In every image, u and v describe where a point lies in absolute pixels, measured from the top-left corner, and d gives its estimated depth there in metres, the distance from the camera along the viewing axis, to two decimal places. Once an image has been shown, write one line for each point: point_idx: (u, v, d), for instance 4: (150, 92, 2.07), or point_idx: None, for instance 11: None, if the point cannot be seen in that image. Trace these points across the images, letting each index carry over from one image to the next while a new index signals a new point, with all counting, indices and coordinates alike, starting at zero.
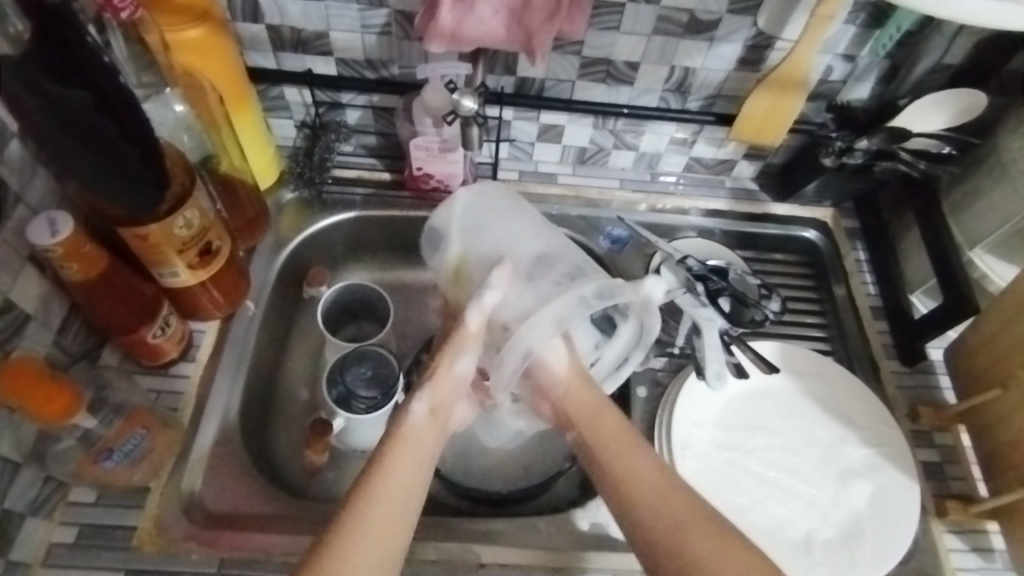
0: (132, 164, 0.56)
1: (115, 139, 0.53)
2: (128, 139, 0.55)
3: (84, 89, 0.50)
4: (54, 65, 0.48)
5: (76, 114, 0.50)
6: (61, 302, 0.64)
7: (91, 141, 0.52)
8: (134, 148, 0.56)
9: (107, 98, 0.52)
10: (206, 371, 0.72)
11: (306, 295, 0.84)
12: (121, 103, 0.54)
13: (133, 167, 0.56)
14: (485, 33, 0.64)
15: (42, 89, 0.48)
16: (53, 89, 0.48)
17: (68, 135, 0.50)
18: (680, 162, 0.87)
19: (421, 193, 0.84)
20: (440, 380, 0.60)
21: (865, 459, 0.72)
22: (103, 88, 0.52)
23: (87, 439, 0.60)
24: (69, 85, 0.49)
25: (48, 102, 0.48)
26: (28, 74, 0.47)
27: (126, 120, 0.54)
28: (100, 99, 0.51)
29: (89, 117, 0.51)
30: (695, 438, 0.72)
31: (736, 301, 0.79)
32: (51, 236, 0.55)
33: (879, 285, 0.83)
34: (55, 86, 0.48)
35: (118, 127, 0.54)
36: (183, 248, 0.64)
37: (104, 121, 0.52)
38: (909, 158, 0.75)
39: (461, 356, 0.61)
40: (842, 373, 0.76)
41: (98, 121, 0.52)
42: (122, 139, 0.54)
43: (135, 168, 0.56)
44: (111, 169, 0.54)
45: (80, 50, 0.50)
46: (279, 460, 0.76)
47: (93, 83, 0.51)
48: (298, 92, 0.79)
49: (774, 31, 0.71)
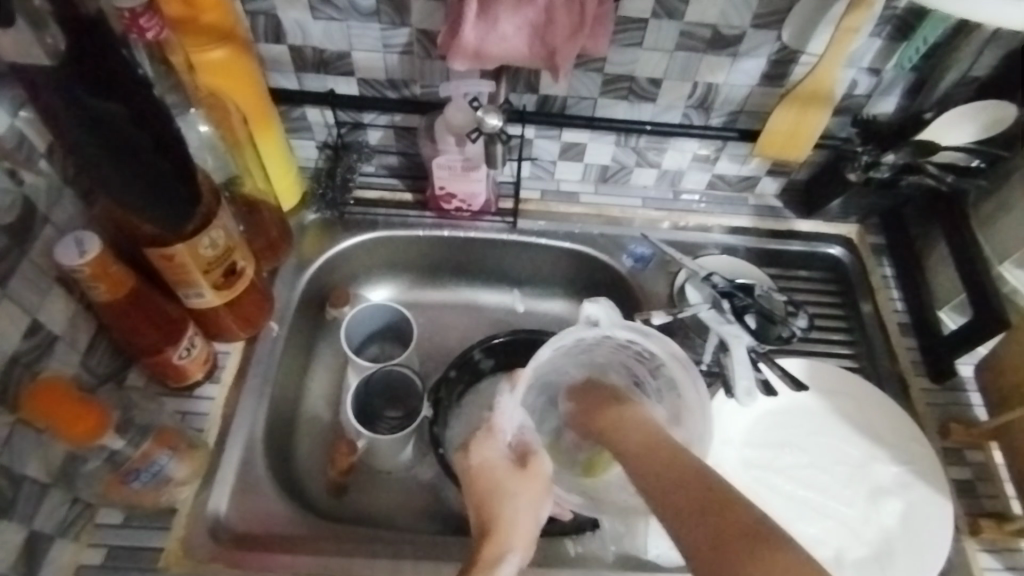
0: (164, 177, 0.57)
1: (149, 153, 0.55)
2: (162, 153, 0.57)
3: (117, 102, 0.52)
4: (92, 78, 0.50)
5: (112, 126, 0.52)
6: (89, 323, 0.64)
7: (123, 157, 0.54)
8: (170, 163, 0.57)
9: (144, 111, 0.54)
10: (231, 393, 0.72)
11: (328, 315, 0.84)
12: (156, 120, 0.56)
13: (165, 180, 0.57)
14: (508, 50, 0.64)
15: (81, 101, 0.50)
16: (90, 100, 0.51)
17: (97, 140, 0.52)
18: (702, 179, 0.86)
19: (443, 214, 0.84)
20: (513, 530, 0.54)
21: (896, 476, 0.71)
22: (137, 101, 0.53)
23: (113, 460, 0.60)
24: (105, 98, 0.51)
25: (84, 111, 0.51)
26: (63, 84, 0.49)
27: (160, 133, 0.56)
28: (136, 113, 0.54)
29: (126, 130, 0.53)
30: (725, 457, 0.71)
31: (764, 317, 0.78)
32: (78, 257, 0.56)
33: (907, 302, 0.82)
34: (90, 97, 0.50)
35: (155, 142, 0.56)
36: (208, 268, 0.64)
37: (138, 134, 0.54)
38: (935, 172, 0.74)
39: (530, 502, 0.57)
40: (869, 390, 0.75)
41: (134, 135, 0.54)
42: (157, 154, 0.56)
43: (171, 184, 0.58)
44: (149, 181, 0.56)
45: (113, 63, 0.51)
46: (305, 480, 0.76)
47: (128, 97, 0.53)
48: (320, 113, 0.79)
49: (798, 45, 0.71)
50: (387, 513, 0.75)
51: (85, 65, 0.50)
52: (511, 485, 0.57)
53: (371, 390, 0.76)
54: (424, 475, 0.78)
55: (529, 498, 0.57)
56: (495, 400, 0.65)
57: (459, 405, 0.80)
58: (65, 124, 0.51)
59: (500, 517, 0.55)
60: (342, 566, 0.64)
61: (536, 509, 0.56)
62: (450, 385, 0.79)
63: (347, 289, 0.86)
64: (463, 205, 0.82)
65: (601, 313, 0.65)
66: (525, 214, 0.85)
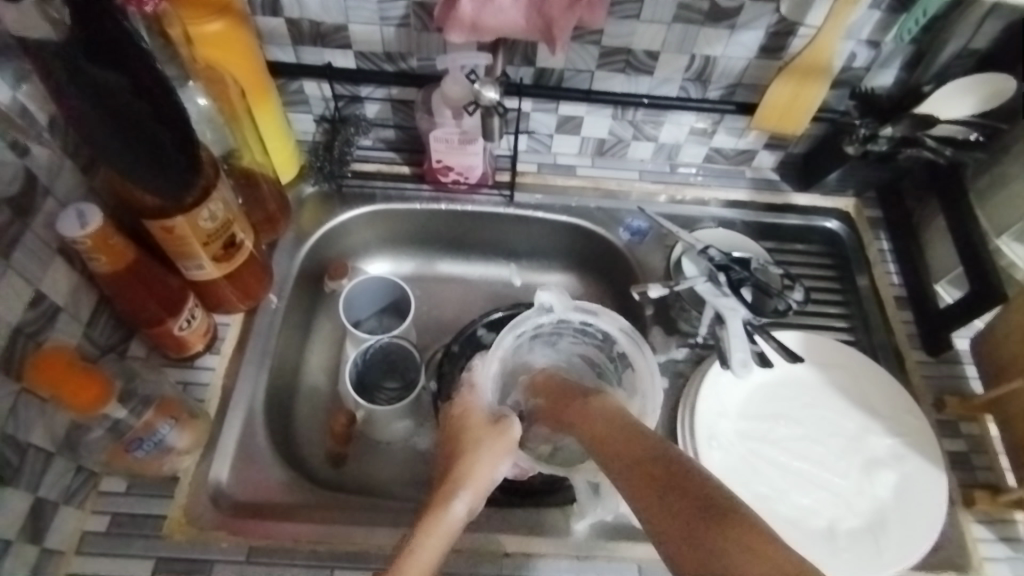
0: (165, 148, 0.57)
1: (149, 123, 0.56)
2: (163, 124, 0.57)
3: (118, 72, 0.52)
4: (92, 45, 0.50)
5: (111, 94, 0.52)
6: (90, 294, 0.65)
7: (127, 127, 0.54)
8: (170, 133, 0.58)
9: (144, 81, 0.55)
10: (231, 363, 0.73)
11: (327, 288, 0.85)
12: (156, 90, 0.56)
13: (166, 151, 0.58)
14: (505, 23, 0.64)
15: (81, 71, 0.50)
16: (88, 67, 0.50)
17: (100, 111, 0.53)
18: (699, 153, 0.87)
19: (441, 187, 0.84)
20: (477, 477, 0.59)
21: (891, 448, 0.71)
22: (138, 72, 0.54)
23: (117, 429, 0.61)
24: (106, 68, 0.52)
25: (87, 83, 0.51)
26: (65, 53, 0.49)
27: (160, 104, 0.57)
28: (137, 83, 0.54)
29: (127, 99, 0.54)
30: (720, 428, 0.71)
31: (759, 291, 0.78)
32: (80, 228, 0.56)
33: (903, 274, 0.83)
34: (92, 68, 0.51)
35: (155, 113, 0.56)
36: (207, 241, 0.64)
37: (140, 105, 0.55)
38: (933, 145, 0.74)
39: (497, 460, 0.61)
40: (866, 363, 0.75)
41: (134, 105, 0.54)
42: (157, 124, 0.56)
43: (170, 155, 0.58)
44: (150, 154, 0.57)
45: (114, 33, 0.52)
46: (303, 449, 0.77)
47: (128, 67, 0.53)
48: (318, 86, 0.79)
49: (797, 17, 0.70)
50: (386, 483, 0.76)
51: (86, 36, 0.50)
52: (478, 443, 0.62)
53: (369, 361, 0.77)
54: (422, 444, 0.79)
55: (493, 455, 0.61)
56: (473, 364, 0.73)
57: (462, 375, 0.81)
58: (66, 91, 0.51)
59: (467, 463, 0.60)
60: (341, 535, 0.65)
61: (497, 467, 0.60)
62: (453, 359, 0.82)
63: (346, 263, 0.87)
64: (460, 177, 0.83)
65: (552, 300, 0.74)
66: (522, 188, 0.85)
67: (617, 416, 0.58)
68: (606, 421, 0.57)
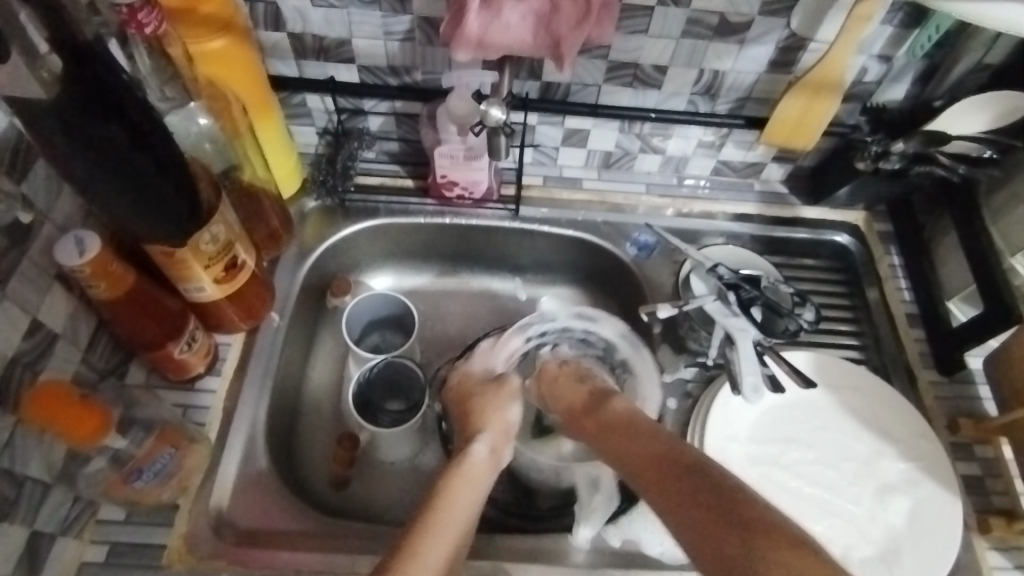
0: (166, 197, 0.55)
1: (148, 174, 0.54)
2: (162, 173, 0.55)
3: (118, 124, 0.50)
4: (88, 104, 0.48)
5: (110, 150, 0.50)
6: (88, 319, 0.63)
7: (127, 178, 0.52)
8: (170, 181, 0.56)
9: (141, 131, 0.52)
10: (232, 385, 0.71)
11: (330, 304, 0.83)
12: (156, 138, 0.54)
13: (166, 199, 0.56)
14: (512, 40, 0.62)
15: (77, 129, 0.48)
16: (87, 126, 0.48)
17: (97, 167, 0.51)
18: (708, 166, 0.85)
19: (445, 201, 0.83)
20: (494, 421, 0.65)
21: (903, 473, 0.70)
22: (137, 122, 0.52)
23: (117, 460, 0.59)
24: (106, 122, 0.50)
25: (84, 140, 0.49)
26: (62, 116, 0.47)
27: (159, 152, 0.54)
28: (134, 134, 0.52)
29: (123, 152, 0.51)
30: (730, 452, 0.70)
31: (770, 309, 0.76)
32: (77, 256, 0.55)
33: (915, 290, 0.81)
34: (90, 125, 0.48)
35: (154, 162, 0.54)
36: (209, 263, 0.63)
37: (140, 157, 0.52)
38: (947, 162, 0.73)
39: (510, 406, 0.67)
40: (878, 384, 0.74)
41: (133, 157, 0.52)
42: (158, 173, 0.54)
43: (172, 202, 0.56)
44: (149, 203, 0.55)
45: (111, 84, 0.50)
46: (305, 470, 0.76)
47: (128, 120, 0.51)
48: (319, 99, 0.77)
49: (808, 32, 0.69)
50: (392, 506, 0.75)
51: (83, 91, 0.48)
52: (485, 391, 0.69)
53: (373, 381, 0.76)
54: (426, 463, 0.77)
55: (502, 403, 0.68)
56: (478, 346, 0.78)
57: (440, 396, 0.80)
58: (60, 150, 0.49)
59: (478, 409, 0.67)
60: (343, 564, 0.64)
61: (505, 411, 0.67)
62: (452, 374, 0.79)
63: (348, 278, 0.85)
64: (464, 193, 0.81)
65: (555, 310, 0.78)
66: (528, 201, 0.84)
67: (629, 416, 0.60)
68: (616, 420, 0.60)
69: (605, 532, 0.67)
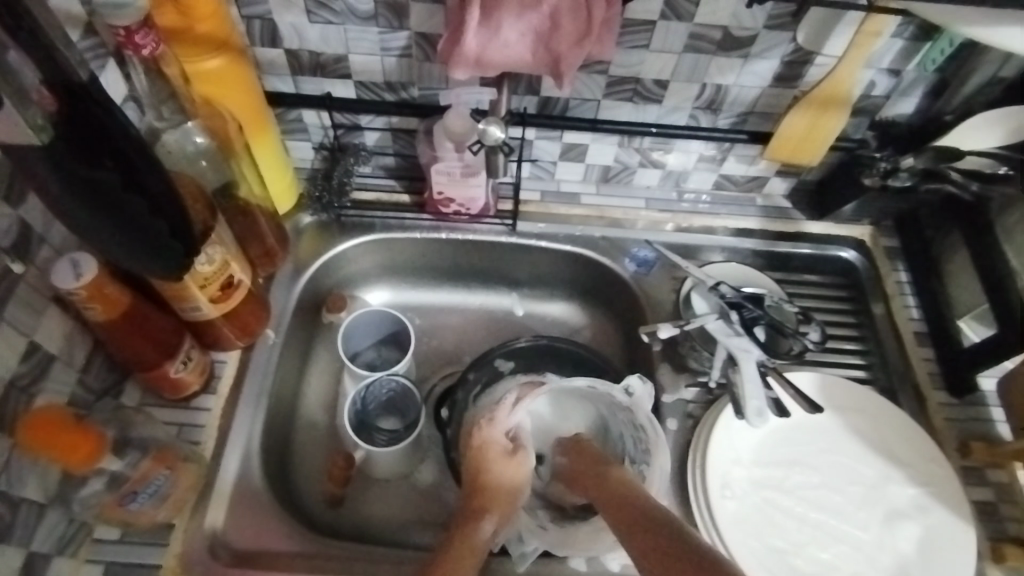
0: (161, 238, 0.56)
1: (143, 216, 0.54)
2: (158, 215, 0.55)
3: (116, 168, 0.52)
4: (81, 147, 0.50)
5: (105, 192, 0.52)
6: (85, 339, 0.63)
7: (120, 219, 0.53)
8: (165, 223, 0.56)
9: (136, 175, 0.54)
10: (228, 403, 0.71)
11: (325, 320, 0.83)
12: (151, 182, 0.55)
13: (162, 240, 0.56)
14: (511, 57, 0.62)
15: (70, 170, 0.50)
16: (81, 169, 0.50)
17: (91, 210, 0.52)
18: (708, 179, 0.83)
19: (441, 217, 0.82)
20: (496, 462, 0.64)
21: (912, 499, 0.68)
22: (134, 166, 0.54)
23: (113, 482, 0.59)
24: (99, 166, 0.51)
25: (80, 182, 0.50)
26: (56, 157, 0.49)
27: (155, 196, 0.55)
28: (128, 178, 0.53)
29: (118, 196, 0.53)
30: (733, 476, 0.68)
31: (772, 330, 0.74)
32: (73, 279, 0.55)
33: (923, 309, 0.79)
34: (84, 168, 0.50)
35: (150, 205, 0.55)
36: (205, 283, 0.63)
37: (134, 199, 0.54)
38: (960, 179, 0.70)
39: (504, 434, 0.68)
40: (885, 405, 0.72)
41: (128, 201, 0.53)
42: (153, 216, 0.55)
43: (166, 242, 0.56)
44: (142, 242, 0.55)
45: (107, 127, 0.52)
46: (300, 488, 0.75)
47: (125, 164, 0.53)
48: (316, 115, 0.77)
49: (815, 46, 0.68)
50: (387, 525, 0.74)
51: (75, 134, 0.50)
52: (501, 463, 0.65)
53: (369, 399, 0.75)
54: (423, 482, 0.77)
55: (516, 477, 0.64)
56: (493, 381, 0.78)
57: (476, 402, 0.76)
58: (57, 195, 0.50)
59: (492, 481, 0.63)
60: None
61: (520, 486, 0.64)
62: (467, 386, 0.77)
63: (342, 293, 0.84)
64: (461, 209, 0.80)
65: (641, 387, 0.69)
66: (526, 216, 0.83)
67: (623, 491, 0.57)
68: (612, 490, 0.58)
69: (603, 557, 0.66)
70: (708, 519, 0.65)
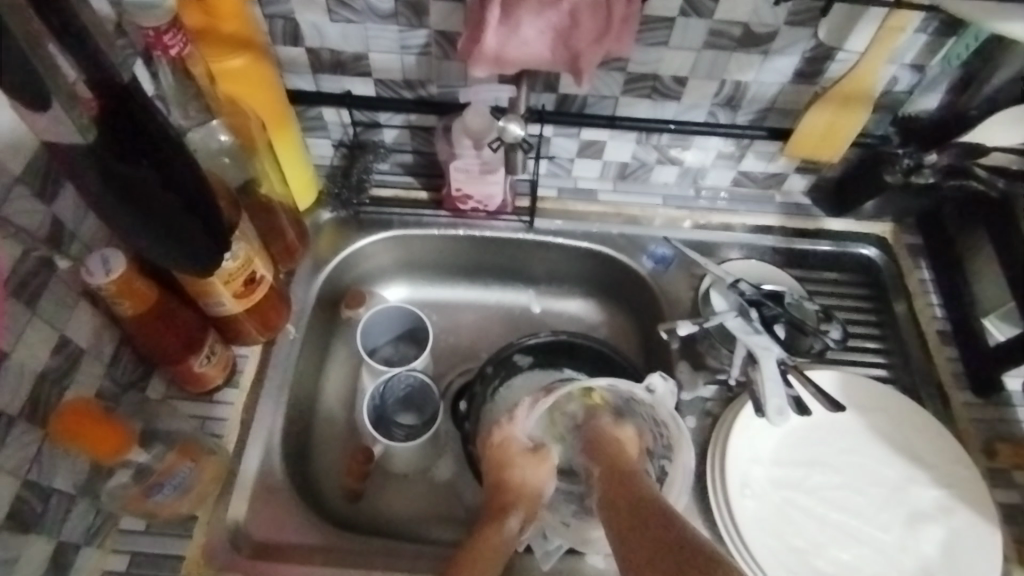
0: (195, 236, 0.57)
1: (180, 214, 0.55)
2: (192, 214, 0.56)
3: (152, 167, 0.53)
4: (119, 146, 0.51)
5: (143, 191, 0.52)
6: (112, 334, 0.65)
7: (155, 216, 0.53)
8: (199, 222, 0.57)
9: (173, 173, 0.54)
10: (250, 397, 0.72)
11: (342, 316, 0.83)
12: (186, 180, 0.55)
13: (196, 238, 0.57)
14: (530, 55, 0.62)
15: (110, 169, 0.50)
16: (121, 168, 0.51)
17: (131, 208, 0.52)
18: (726, 177, 0.83)
19: (459, 214, 0.82)
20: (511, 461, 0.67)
21: (936, 500, 0.67)
22: (172, 165, 0.54)
23: (141, 473, 0.61)
24: (138, 164, 0.52)
25: (117, 180, 0.51)
26: (98, 155, 0.49)
27: (189, 192, 0.56)
28: (166, 176, 0.54)
29: (157, 196, 0.53)
30: (752, 475, 0.68)
31: (794, 327, 0.73)
32: (103, 274, 0.56)
33: (947, 307, 0.78)
34: (122, 167, 0.51)
35: (184, 203, 0.55)
36: (228, 279, 0.64)
37: (170, 198, 0.54)
38: (985, 175, 0.69)
39: (519, 432, 0.70)
40: (908, 405, 0.71)
41: (167, 199, 0.54)
42: (187, 214, 0.55)
43: (201, 239, 0.57)
44: (174, 239, 0.55)
45: (146, 123, 0.52)
46: (320, 482, 0.76)
47: (161, 161, 0.53)
48: (335, 112, 0.78)
49: (836, 42, 0.67)
50: (406, 521, 0.74)
51: (113, 130, 0.50)
52: (521, 461, 0.67)
53: (386, 394, 0.76)
54: (441, 477, 0.77)
55: (538, 475, 0.66)
56: (514, 376, 0.79)
57: (498, 394, 0.78)
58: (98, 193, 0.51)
59: (513, 480, 0.65)
60: None
61: (543, 484, 0.66)
62: (486, 380, 0.78)
63: (361, 289, 0.85)
64: (479, 206, 0.81)
65: (660, 384, 0.67)
66: (543, 213, 0.83)
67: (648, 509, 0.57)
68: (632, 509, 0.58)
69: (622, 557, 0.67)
70: (727, 518, 0.65)
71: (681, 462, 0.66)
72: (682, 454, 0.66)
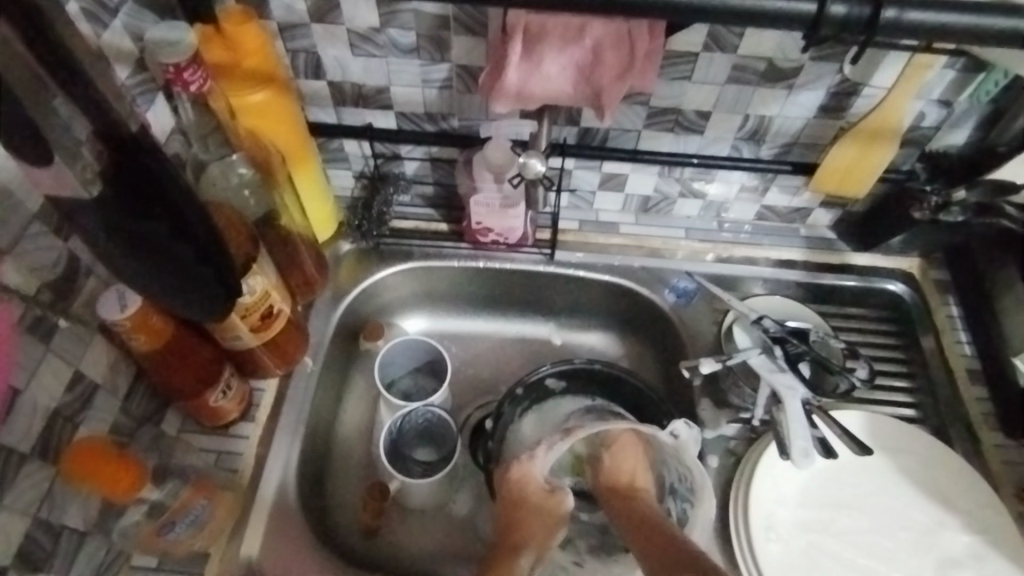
0: (207, 284, 0.56)
1: (192, 265, 0.54)
2: (205, 262, 0.55)
3: (164, 218, 0.52)
4: (129, 201, 0.50)
5: (156, 244, 0.52)
6: (128, 366, 0.64)
7: (169, 267, 0.53)
8: (212, 268, 0.56)
9: (186, 226, 0.53)
10: (265, 431, 0.71)
11: (362, 347, 0.82)
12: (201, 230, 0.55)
13: (207, 286, 0.56)
14: (553, 92, 0.61)
15: (122, 226, 0.50)
16: (130, 224, 0.50)
17: (145, 261, 0.52)
18: (750, 210, 0.82)
19: (479, 245, 0.82)
20: (526, 503, 0.65)
21: (968, 547, 0.65)
22: (185, 218, 0.53)
23: (153, 511, 0.60)
24: (149, 219, 0.51)
25: (130, 235, 0.50)
26: (106, 211, 0.49)
27: (205, 243, 0.55)
28: (178, 228, 0.53)
29: (168, 246, 0.53)
30: (778, 518, 0.66)
31: (819, 365, 0.72)
32: (119, 311, 0.56)
33: (977, 345, 0.76)
34: (134, 223, 0.50)
35: (196, 252, 0.54)
36: (246, 314, 0.64)
37: (182, 249, 0.53)
38: (1015, 212, 0.67)
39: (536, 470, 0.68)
40: (939, 448, 0.69)
41: (178, 250, 0.53)
42: (199, 262, 0.55)
43: (212, 286, 0.57)
44: (188, 286, 0.55)
45: (158, 177, 0.51)
46: (335, 518, 0.75)
47: (172, 213, 0.52)
48: (357, 144, 0.78)
49: (862, 78, 0.66)
50: (422, 559, 0.73)
51: (125, 184, 0.50)
52: (534, 502, 0.65)
53: (405, 428, 0.75)
54: (458, 513, 0.76)
55: (548, 519, 0.64)
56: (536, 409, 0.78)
57: (521, 421, 0.76)
58: (109, 246, 0.50)
59: (524, 522, 0.63)
60: None
61: (555, 532, 0.64)
62: (516, 402, 0.76)
63: (380, 321, 0.84)
64: (499, 238, 0.80)
65: (684, 430, 0.65)
66: (564, 245, 0.82)
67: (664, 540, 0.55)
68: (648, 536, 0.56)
69: None
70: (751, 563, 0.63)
71: (704, 509, 0.63)
72: (704, 503, 0.63)
